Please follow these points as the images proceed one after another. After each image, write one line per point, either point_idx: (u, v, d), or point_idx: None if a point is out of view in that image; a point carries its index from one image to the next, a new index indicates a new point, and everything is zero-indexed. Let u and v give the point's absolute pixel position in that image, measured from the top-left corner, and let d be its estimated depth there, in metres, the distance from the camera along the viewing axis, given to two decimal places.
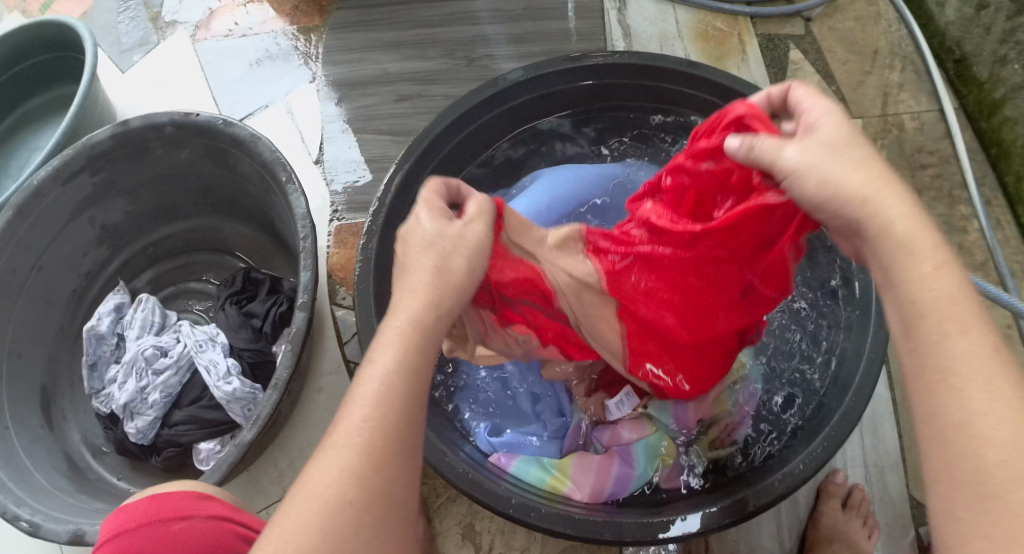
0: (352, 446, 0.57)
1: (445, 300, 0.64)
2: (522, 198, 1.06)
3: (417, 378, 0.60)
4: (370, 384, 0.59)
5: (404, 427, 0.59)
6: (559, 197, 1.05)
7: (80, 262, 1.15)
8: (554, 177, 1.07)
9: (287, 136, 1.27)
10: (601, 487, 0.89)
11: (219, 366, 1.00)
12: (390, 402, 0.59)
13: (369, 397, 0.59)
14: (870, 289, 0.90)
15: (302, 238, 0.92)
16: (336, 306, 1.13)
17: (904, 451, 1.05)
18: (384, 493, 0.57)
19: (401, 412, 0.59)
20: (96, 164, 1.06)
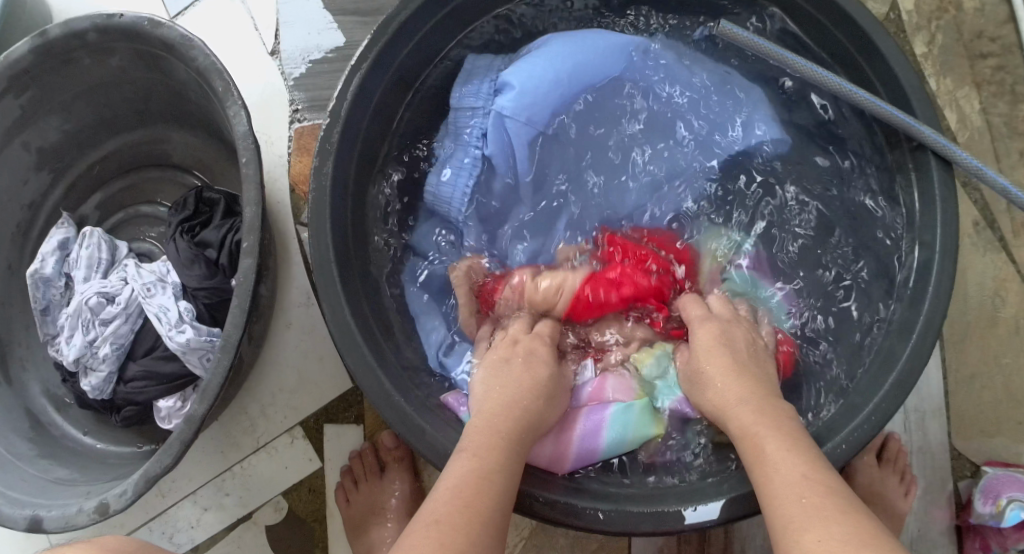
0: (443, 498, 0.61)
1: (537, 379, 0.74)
2: (537, 58, 0.83)
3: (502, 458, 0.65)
4: (466, 467, 0.64)
5: (498, 501, 0.62)
6: (586, 67, 0.84)
7: (20, 191, 0.99)
8: (579, 40, 0.85)
9: (238, 23, 0.97)
10: (562, 460, 0.76)
11: (170, 312, 0.87)
12: (490, 479, 0.63)
13: (465, 473, 0.63)
14: (934, 234, 0.78)
15: (244, 164, 0.76)
16: (302, 226, 0.92)
17: (945, 396, 0.97)
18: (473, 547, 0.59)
19: (499, 482, 0.64)
20: (20, 84, 0.89)
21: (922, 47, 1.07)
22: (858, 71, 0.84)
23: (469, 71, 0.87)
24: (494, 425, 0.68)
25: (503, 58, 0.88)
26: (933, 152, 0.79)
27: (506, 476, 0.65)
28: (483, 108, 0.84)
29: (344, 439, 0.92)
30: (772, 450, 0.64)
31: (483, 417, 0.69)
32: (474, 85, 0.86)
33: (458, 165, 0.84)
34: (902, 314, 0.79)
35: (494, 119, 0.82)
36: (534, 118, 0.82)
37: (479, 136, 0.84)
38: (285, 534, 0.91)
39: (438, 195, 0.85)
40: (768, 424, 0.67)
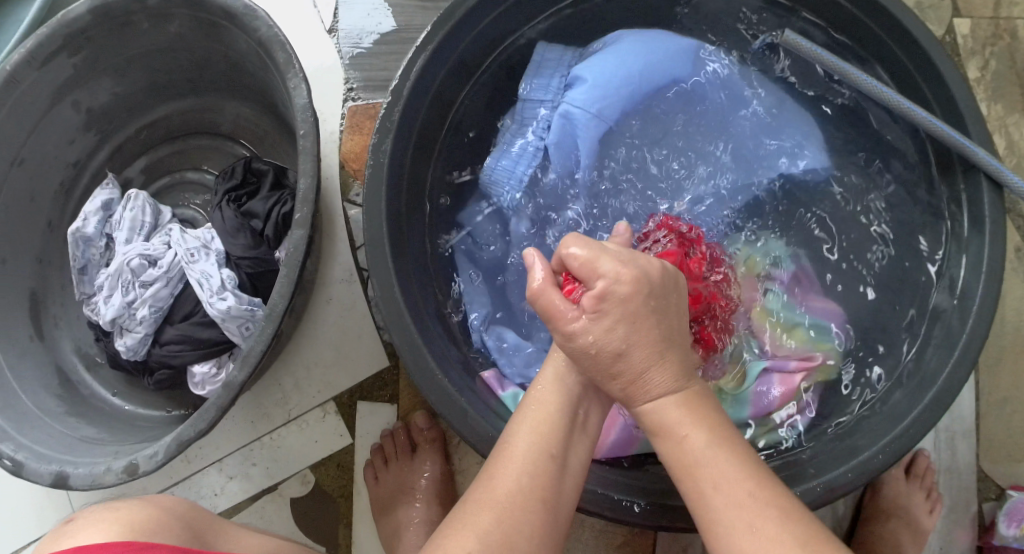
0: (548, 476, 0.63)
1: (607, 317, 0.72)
2: (609, 55, 0.86)
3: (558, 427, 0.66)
4: (524, 440, 0.65)
5: (550, 475, 0.64)
6: (654, 66, 0.86)
7: (66, 150, 1.00)
8: (652, 40, 0.87)
9: None
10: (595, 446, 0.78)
11: (211, 278, 0.87)
12: (537, 463, 0.64)
13: (520, 469, 0.63)
14: (982, 255, 0.78)
15: (300, 135, 0.77)
16: (349, 203, 0.92)
17: (977, 418, 0.97)
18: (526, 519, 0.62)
19: (546, 465, 0.64)
20: (76, 43, 0.89)
21: (975, 71, 1.06)
22: (916, 89, 0.83)
23: (539, 62, 0.89)
24: (553, 405, 0.67)
25: (576, 50, 0.91)
26: (985, 174, 0.79)
27: (556, 447, 0.65)
28: (552, 102, 0.88)
29: (378, 417, 0.92)
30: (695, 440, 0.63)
31: (540, 390, 0.68)
32: (544, 78, 0.89)
33: (521, 153, 0.87)
34: (944, 331, 0.79)
35: (561, 110, 0.85)
36: (602, 114, 0.85)
37: (545, 128, 0.87)
38: (310, 508, 0.91)
39: (494, 178, 0.88)
40: (683, 417, 0.64)
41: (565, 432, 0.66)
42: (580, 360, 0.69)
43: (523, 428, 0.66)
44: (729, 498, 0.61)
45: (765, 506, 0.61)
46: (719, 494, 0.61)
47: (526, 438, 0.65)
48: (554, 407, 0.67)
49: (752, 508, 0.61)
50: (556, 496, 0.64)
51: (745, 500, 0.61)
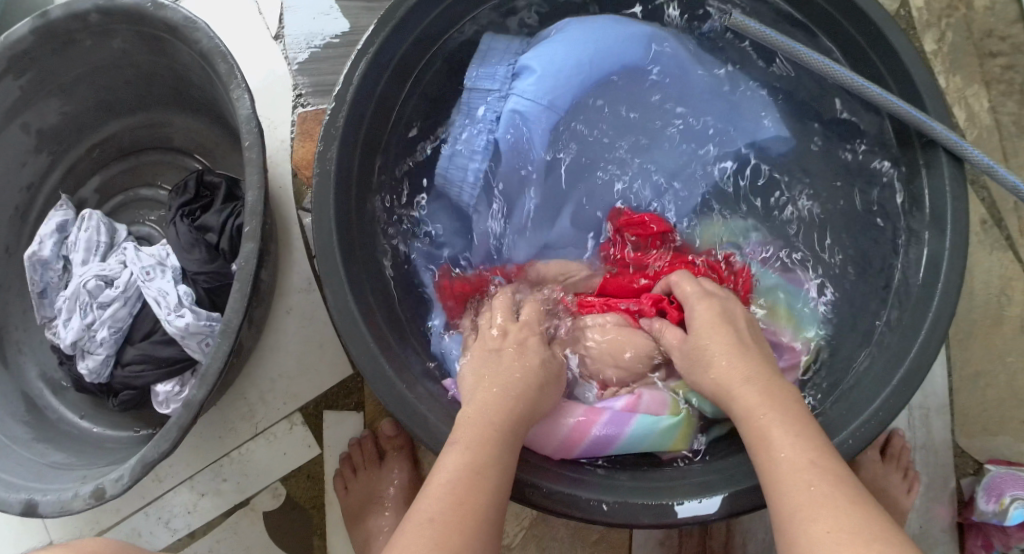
0: (475, 495, 0.62)
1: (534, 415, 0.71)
2: (557, 42, 0.84)
3: (501, 448, 0.66)
4: (457, 463, 0.63)
5: (481, 494, 0.62)
6: (603, 52, 0.85)
7: (19, 173, 0.98)
8: (599, 23, 0.86)
9: (241, 4, 0.96)
10: (570, 448, 0.76)
11: (169, 296, 0.86)
12: (475, 481, 0.63)
13: (449, 477, 0.63)
14: (944, 231, 0.77)
15: (246, 147, 0.76)
16: (303, 211, 0.91)
17: (950, 394, 0.97)
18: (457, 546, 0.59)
19: (487, 484, 0.63)
20: (20, 65, 0.88)
21: (932, 44, 1.06)
22: (869, 65, 0.83)
23: (484, 52, 0.88)
24: (491, 406, 0.69)
25: (520, 39, 0.90)
26: (944, 149, 0.78)
27: (491, 466, 0.64)
28: (499, 91, 0.85)
29: (345, 425, 0.91)
30: (778, 436, 0.63)
31: (469, 414, 0.68)
32: (491, 66, 0.87)
33: (472, 146, 0.85)
34: (908, 311, 0.79)
35: (512, 101, 0.83)
36: (555, 104, 0.83)
37: (493, 120, 0.85)
38: (283, 520, 0.90)
39: (449, 178, 0.86)
40: (762, 398, 0.66)
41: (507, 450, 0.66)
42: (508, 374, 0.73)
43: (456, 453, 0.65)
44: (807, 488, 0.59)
45: (828, 486, 0.59)
46: (804, 483, 0.59)
47: (455, 458, 0.64)
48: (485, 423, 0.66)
49: (829, 495, 0.58)
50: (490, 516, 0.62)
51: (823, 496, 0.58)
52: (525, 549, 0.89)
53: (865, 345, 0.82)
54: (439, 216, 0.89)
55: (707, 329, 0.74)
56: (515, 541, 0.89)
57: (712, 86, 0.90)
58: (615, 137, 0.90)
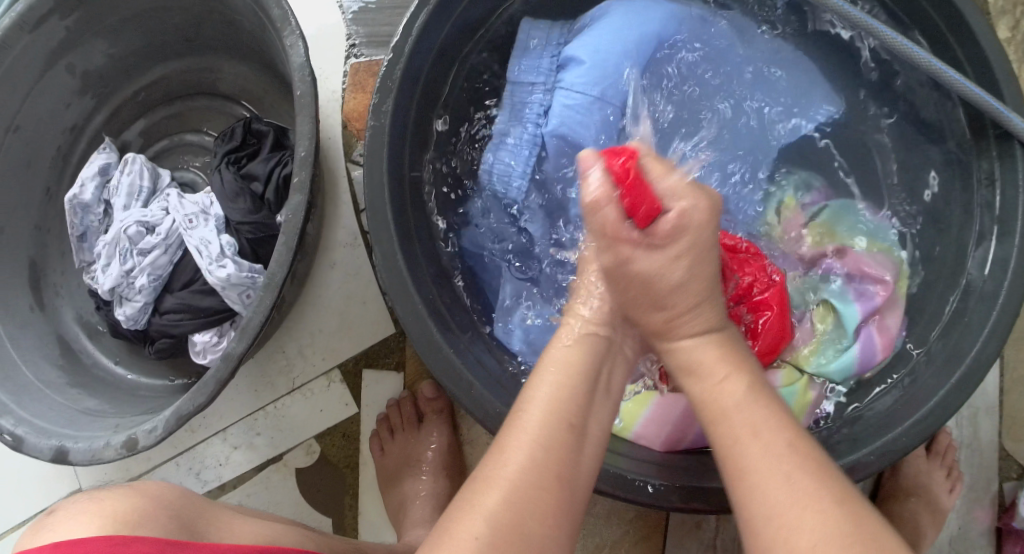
0: (553, 444, 0.58)
1: (594, 338, 0.66)
2: (603, 30, 0.82)
3: (578, 397, 0.61)
4: (541, 408, 0.60)
5: (565, 450, 0.58)
6: (647, 38, 0.82)
7: (62, 115, 0.97)
8: (642, 7, 0.83)
9: None
10: (686, 435, 0.75)
11: (211, 246, 0.85)
12: (554, 424, 0.59)
13: (534, 419, 0.59)
14: (1015, 225, 0.74)
15: (299, 95, 0.74)
16: (352, 164, 0.90)
17: (1000, 394, 0.94)
18: (545, 500, 0.56)
19: (564, 426, 0.59)
20: (68, 5, 0.86)
21: (1006, 31, 1.01)
22: (947, 46, 0.79)
23: (525, 42, 0.85)
24: (568, 362, 0.63)
25: (561, 27, 0.87)
26: (1021, 142, 0.74)
27: (576, 418, 0.60)
28: (544, 84, 0.84)
29: (382, 386, 0.90)
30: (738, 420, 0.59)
31: (559, 353, 0.64)
32: (533, 58, 0.85)
33: (517, 141, 0.84)
34: (973, 306, 0.75)
35: (561, 94, 0.81)
36: (608, 93, 0.81)
37: (540, 113, 0.83)
38: (314, 478, 0.89)
39: (495, 174, 0.84)
40: (715, 362, 0.63)
41: (586, 402, 0.61)
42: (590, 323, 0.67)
43: (544, 385, 0.61)
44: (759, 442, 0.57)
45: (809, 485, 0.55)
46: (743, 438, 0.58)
47: (549, 388, 0.61)
48: (571, 361, 0.63)
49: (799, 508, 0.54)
50: (574, 466, 0.58)
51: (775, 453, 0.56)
52: None
53: (924, 338, 0.80)
54: (488, 206, 0.86)
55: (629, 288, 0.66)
56: None
57: (756, 74, 0.87)
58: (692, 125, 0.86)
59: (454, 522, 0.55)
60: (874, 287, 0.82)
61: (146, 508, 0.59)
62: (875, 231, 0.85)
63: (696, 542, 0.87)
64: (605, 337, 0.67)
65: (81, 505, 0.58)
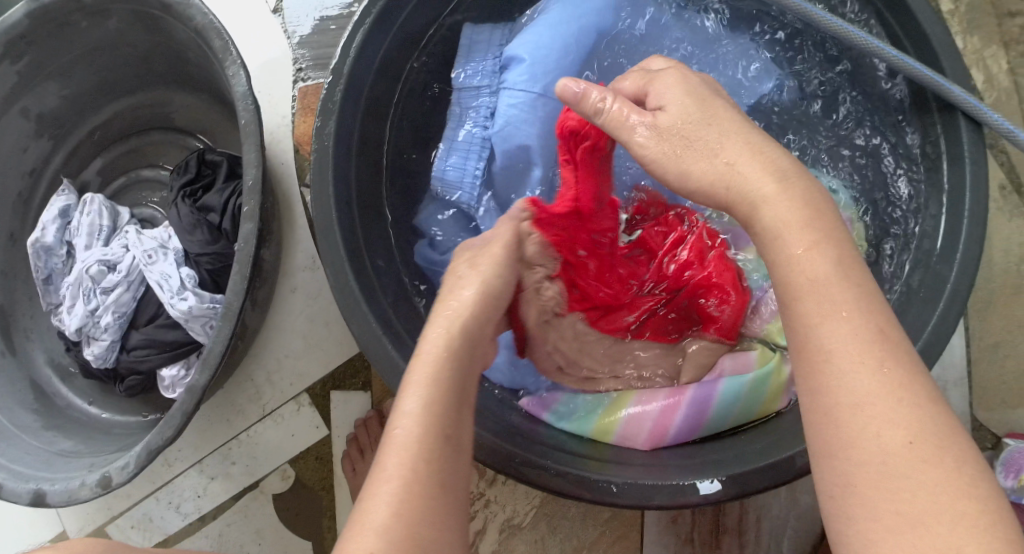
0: (431, 458, 0.54)
1: (460, 327, 0.61)
2: (541, 27, 0.83)
3: (449, 398, 0.57)
4: (414, 418, 0.55)
5: (443, 458, 0.54)
6: (587, 30, 0.83)
7: (20, 159, 0.97)
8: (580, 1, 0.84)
9: None
10: (663, 431, 0.75)
11: (171, 279, 0.86)
12: (433, 437, 0.54)
13: (405, 434, 0.54)
14: (962, 197, 0.74)
15: (243, 122, 0.74)
16: (307, 186, 0.91)
17: (969, 365, 0.94)
18: (432, 515, 0.52)
19: (441, 434, 0.55)
20: (16, 50, 0.86)
21: (948, 5, 1.02)
22: (883, 26, 0.80)
23: (468, 46, 0.87)
24: (441, 360, 0.59)
25: (503, 30, 0.89)
26: (962, 113, 0.74)
27: (452, 421, 0.56)
28: (489, 86, 0.86)
29: (352, 406, 0.90)
30: (828, 329, 0.53)
31: (429, 348, 0.59)
32: (476, 62, 0.87)
33: (466, 146, 0.85)
34: (927, 280, 0.76)
35: (504, 94, 0.82)
36: (548, 88, 0.81)
37: (487, 114, 0.85)
38: (293, 502, 0.90)
39: (445, 179, 0.86)
40: (804, 229, 0.56)
41: (459, 404, 0.57)
42: (458, 310, 0.63)
43: (412, 396, 0.56)
44: (839, 325, 0.53)
45: (913, 411, 0.50)
46: (854, 361, 0.51)
47: (415, 404, 0.56)
48: (441, 355, 0.59)
49: (912, 452, 0.49)
50: (453, 475, 0.54)
51: (875, 387, 0.50)
52: (537, 528, 0.88)
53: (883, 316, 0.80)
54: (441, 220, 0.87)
55: (688, 135, 0.63)
56: (526, 519, 0.88)
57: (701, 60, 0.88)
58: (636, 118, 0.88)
59: None
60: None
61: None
62: (831, 191, 0.86)
63: (674, 538, 0.87)
64: (475, 320, 0.63)
65: None
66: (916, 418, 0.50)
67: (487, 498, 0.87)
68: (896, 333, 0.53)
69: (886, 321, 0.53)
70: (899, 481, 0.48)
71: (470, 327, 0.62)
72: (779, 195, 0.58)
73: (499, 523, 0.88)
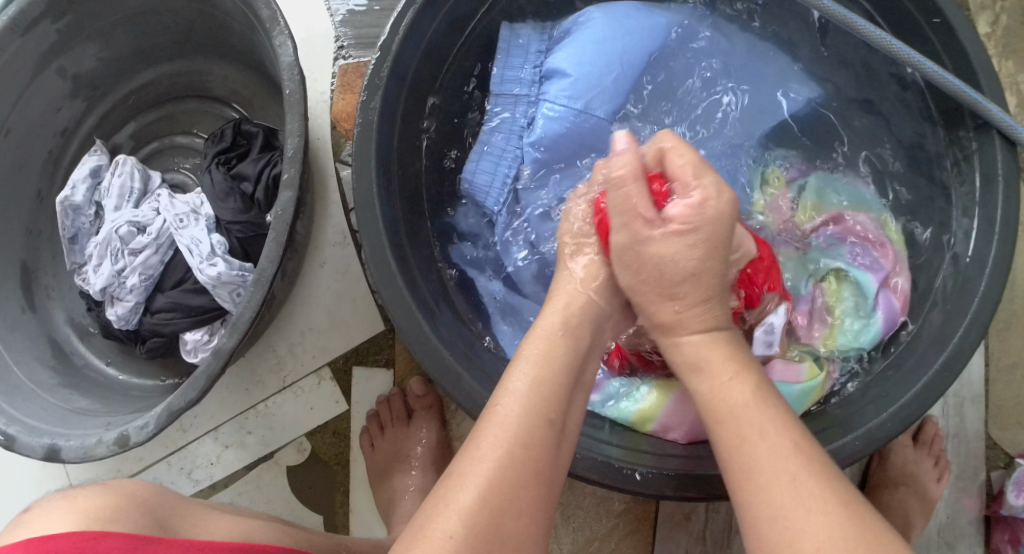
0: (522, 433, 0.57)
1: (568, 329, 0.65)
2: (584, 40, 0.82)
3: (548, 392, 0.60)
4: (516, 402, 0.58)
5: (542, 440, 0.57)
6: (632, 45, 0.83)
7: (54, 118, 0.97)
8: (622, 16, 0.83)
9: None
10: (704, 425, 0.75)
11: (201, 245, 0.86)
12: (535, 418, 0.58)
13: (504, 413, 0.58)
14: (994, 214, 0.75)
15: (287, 92, 0.74)
16: (341, 163, 0.91)
17: (986, 384, 0.95)
18: (513, 489, 0.55)
19: (544, 421, 0.58)
20: (59, 9, 0.87)
21: (986, 26, 1.03)
22: (925, 40, 0.80)
23: (506, 48, 0.86)
24: (540, 361, 0.61)
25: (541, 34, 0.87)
26: (998, 131, 0.75)
27: (556, 412, 0.59)
28: (527, 96, 0.85)
29: (372, 383, 0.91)
30: (745, 421, 0.58)
31: (536, 341, 0.63)
32: (513, 67, 0.86)
33: (500, 153, 0.85)
34: (954, 296, 0.76)
35: (544, 106, 0.82)
36: (591, 107, 0.82)
37: (524, 125, 0.85)
38: (306, 476, 0.90)
39: (477, 180, 0.86)
40: (726, 361, 0.63)
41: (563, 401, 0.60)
42: (569, 313, 0.66)
43: (511, 387, 0.59)
44: (758, 440, 0.57)
45: (806, 480, 0.55)
46: (743, 443, 0.58)
47: (517, 393, 0.59)
48: (546, 353, 0.62)
49: (823, 523, 0.53)
50: (549, 460, 0.57)
51: (784, 458, 0.56)
52: (549, 516, 0.88)
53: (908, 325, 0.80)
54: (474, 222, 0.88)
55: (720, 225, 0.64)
56: None
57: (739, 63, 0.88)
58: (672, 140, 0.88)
59: (425, 516, 0.54)
60: (878, 255, 0.83)
61: (119, 505, 0.59)
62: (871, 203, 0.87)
63: (686, 535, 0.88)
64: (569, 332, 0.64)
65: (54, 505, 0.59)
66: (827, 511, 0.53)
67: None
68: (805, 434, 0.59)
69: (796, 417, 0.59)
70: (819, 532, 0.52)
71: (581, 334, 0.65)
72: (727, 363, 0.63)
73: None
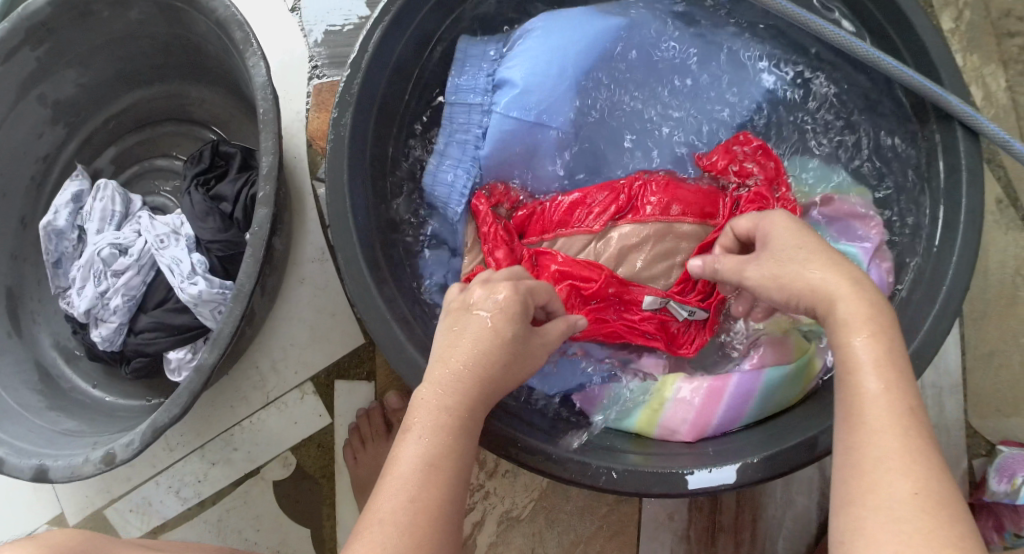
0: (424, 481, 0.56)
1: (483, 350, 0.61)
2: (537, 51, 0.84)
3: (457, 437, 0.58)
4: (420, 451, 0.57)
5: (445, 486, 0.57)
6: (584, 51, 0.84)
7: (35, 144, 0.99)
8: (574, 22, 0.84)
9: None
10: (707, 417, 0.76)
11: (182, 264, 0.88)
12: (443, 468, 0.57)
13: (412, 463, 0.57)
14: (959, 206, 0.76)
15: (261, 111, 0.76)
16: (318, 180, 0.93)
17: (964, 374, 0.96)
18: (425, 543, 0.55)
19: (450, 466, 0.57)
20: (37, 37, 0.88)
21: (950, 23, 1.04)
22: (886, 39, 0.81)
23: (461, 59, 0.86)
24: (447, 401, 0.59)
25: (497, 42, 0.88)
26: (959, 123, 0.76)
27: (463, 458, 0.58)
28: (481, 105, 0.86)
29: (355, 395, 0.92)
30: (868, 383, 0.58)
31: (447, 369, 0.61)
32: (470, 75, 0.86)
33: (457, 163, 0.87)
34: (923, 287, 0.77)
35: (499, 118, 0.84)
36: (545, 117, 0.85)
37: (480, 134, 0.86)
38: (293, 489, 0.91)
39: (436, 189, 0.87)
40: (859, 308, 0.61)
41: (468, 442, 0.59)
42: (486, 321, 0.62)
43: (418, 434, 0.58)
44: (875, 396, 0.57)
45: (914, 444, 0.55)
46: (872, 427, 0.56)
47: (421, 442, 0.58)
48: (450, 389, 0.60)
49: (894, 498, 0.53)
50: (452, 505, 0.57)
51: (896, 452, 0.55)
52: (534, 521, 0.89)
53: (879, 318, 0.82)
54: (443, 232, 0.89)
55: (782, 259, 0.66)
56: (523, 512, 0.89)
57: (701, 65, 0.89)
58: (628, 141, 0.90)
59: None
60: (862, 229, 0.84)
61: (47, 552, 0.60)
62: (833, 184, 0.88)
63: (670, 534, 0.89)
64: (485, 359, 0.61)
65: None
66: (923, 488, 0.54)
67: (487, 489, 0.89)
68: (935, 443, 0.56)
69: (927, 417, 0.57)
70: (909, 532, 0.52)
71: (496, 355, 0.62)
72: (856, 294, 0.61)
73: (497, 515, 0.89)
